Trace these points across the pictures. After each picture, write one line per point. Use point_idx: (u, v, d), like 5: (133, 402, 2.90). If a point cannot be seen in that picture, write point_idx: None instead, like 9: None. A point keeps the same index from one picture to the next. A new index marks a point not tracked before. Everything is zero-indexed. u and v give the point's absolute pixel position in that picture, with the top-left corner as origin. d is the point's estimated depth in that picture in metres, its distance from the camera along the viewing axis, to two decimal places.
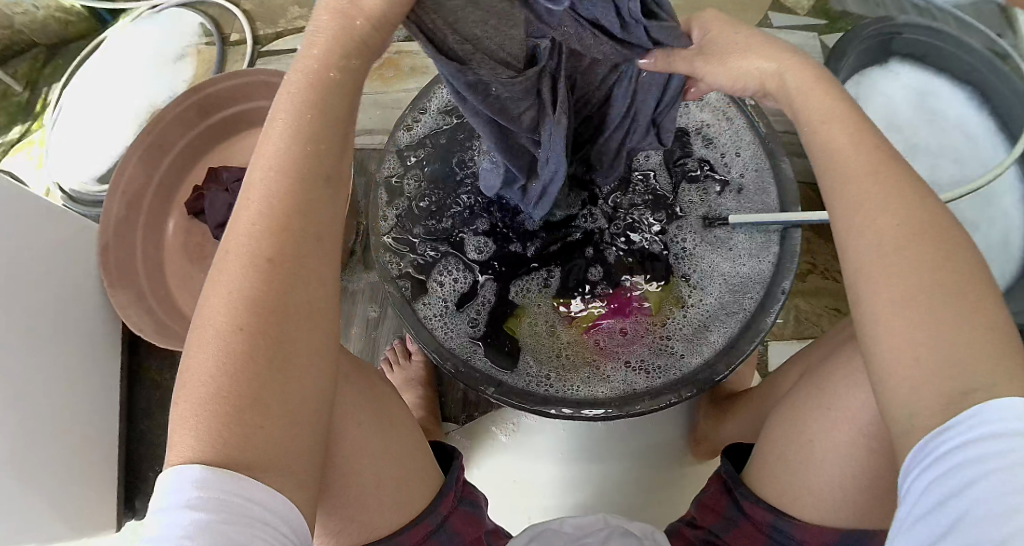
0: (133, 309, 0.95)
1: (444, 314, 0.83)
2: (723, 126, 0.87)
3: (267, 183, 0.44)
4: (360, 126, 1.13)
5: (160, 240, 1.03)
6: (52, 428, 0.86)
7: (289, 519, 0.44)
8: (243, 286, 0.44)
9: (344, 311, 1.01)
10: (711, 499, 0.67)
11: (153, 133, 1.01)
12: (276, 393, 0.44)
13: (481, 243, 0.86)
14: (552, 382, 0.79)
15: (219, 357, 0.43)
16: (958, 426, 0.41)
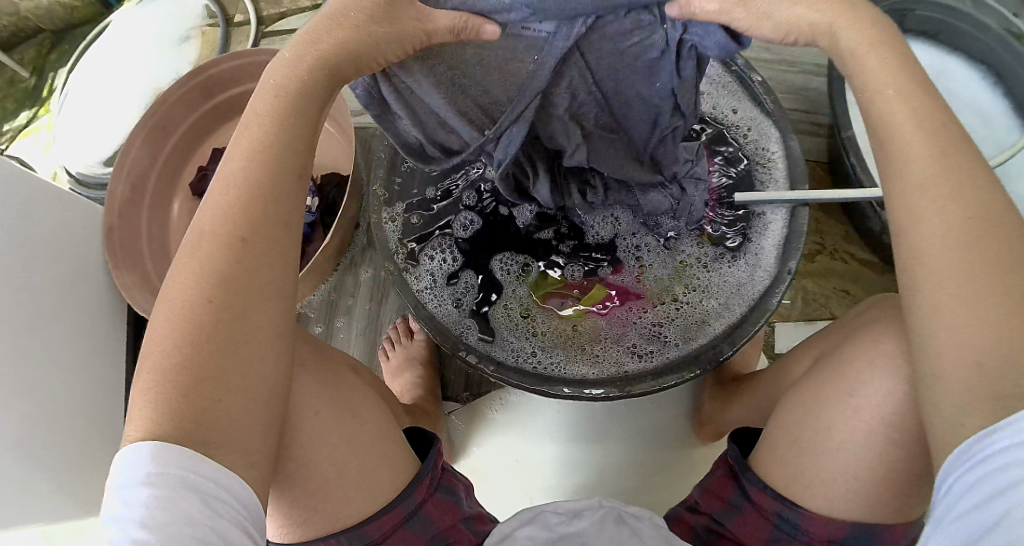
0: (138, 290, 0.94)
1: (434, 287, 0.83)
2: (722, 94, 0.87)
3: (244, 164, 0.50)
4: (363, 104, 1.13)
5: (165, 222, 1.03)
6: (56, 406, 0.86)
7: (245, 499, 0.46)
8: (211, 264, 0.48)
9: (345, 284, 1.01)
10: (716, 483, 0.66)
11: (157, 115, 1.02)
12: (234, 369, 0.47)
13: (468, 220, 0.86)
14: (546, 360, 0.79)
15: (179, 334, 0.46)
16: (1001, 432, 0.41)
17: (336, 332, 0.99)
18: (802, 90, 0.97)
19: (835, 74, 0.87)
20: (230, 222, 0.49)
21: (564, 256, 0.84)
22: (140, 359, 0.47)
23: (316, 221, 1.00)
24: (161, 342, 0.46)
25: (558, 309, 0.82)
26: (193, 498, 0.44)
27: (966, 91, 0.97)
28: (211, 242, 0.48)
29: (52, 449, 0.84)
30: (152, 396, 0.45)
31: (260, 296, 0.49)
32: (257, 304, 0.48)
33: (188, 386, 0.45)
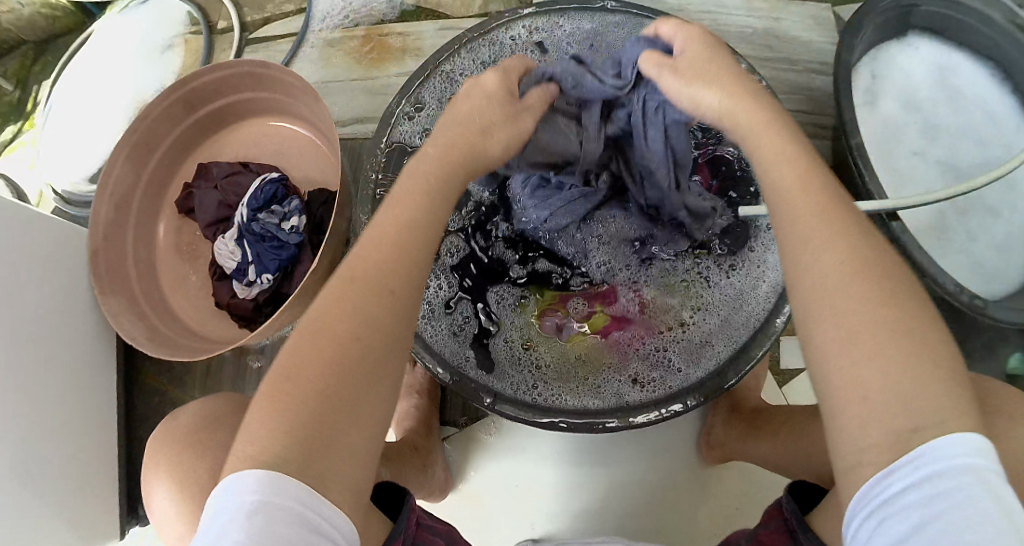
0: (125, 315, 0.92)
1: (433, 315, 0.81)
2: None
3: (411, 207, 0.57)
4: (353, 115, 1.11)
5: (152, 241, 1.01)
6: (48, 437, 0.84)
7: (342, 531, 0.50)
8: (373, 313, 0.53)
9: None
10: (769, 537, 0.63)
11: (139, 132, 0.99)
12: (348, 416, 0.51)
13: (454, 247, 0.83)
14: (545, 391, 0.78)
15: (311, 369, 0.51)
16: (901, 471, 0.45)
17: None
18: (805, 91, 0.93)
19: (840, 76, 0.82)
20: (383, 276, 0.54)
21: (563, 279, 0.82)
22: (273, 387, 0.51)
23: (304, 241, 0.96)
24: (293, 374, 0.51)
25: (561, 334, 0.81)
26: (301, 528, 0.47)
27: (973, 92, 0.89)
28: (364, 288, 0.53)
29: (46, 484, 0.83)
30: (278, 428, 0.49)
31: (380, 340, 0.53)
32: (386, 353, 0.53)
33: (311, 416, 0.49)
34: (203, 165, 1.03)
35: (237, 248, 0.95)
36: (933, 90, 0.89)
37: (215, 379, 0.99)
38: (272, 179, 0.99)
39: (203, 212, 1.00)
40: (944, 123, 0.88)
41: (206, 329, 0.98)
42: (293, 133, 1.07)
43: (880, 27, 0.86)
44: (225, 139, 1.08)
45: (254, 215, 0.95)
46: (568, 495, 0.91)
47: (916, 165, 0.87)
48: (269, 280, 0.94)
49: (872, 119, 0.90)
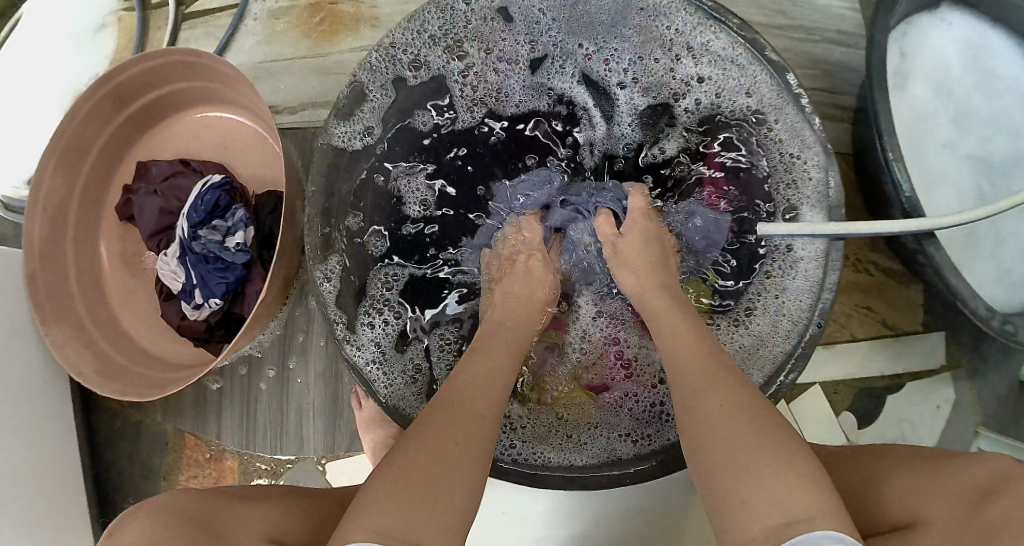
0: (73, 345, 0.84)
1: (379, 358, 0.78)
2: (726, 76, 0.80)
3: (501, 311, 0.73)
4: (299, 98, 0.89)
5: (96, 255, 0.91)
6: (14, 480, 0.78)
7: None
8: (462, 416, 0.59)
9: (287, 326, 0.85)
10: None
11: (63, 137, 0.85)
12: (438, 488, 0.52)
13: (390, 275, 0.82)
14: (546, 458, 0.72)
15: (405, 458, 0.54)
16: None
17: (293, 386, 0.84)
18: (822, 64, 0.84)
19: (873, 63, 0.71)
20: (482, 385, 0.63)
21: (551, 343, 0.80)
22: (391, 473, 0.53)
23: (253, 258, 0.81)
24: (387, 473, 0.53)
25: (549, 372, 0.79)
26: None
27: (1011, 74, 0.78)
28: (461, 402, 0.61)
29: (17, 527, 0.77)
30: (383, 504, 0.50)
31: (458, 428, 0.57)
32: (461, 448, 0.56)
33: (411, 493, 0.51)
34: (142, 164, 0.89)
35: (180, 267, 0.82)
36: (968, 70, 0.79)
37: (174, 407, 0.87)
38: (213, 183, 0.82)
39: (144, 221, 0.87)
40: (976, 111, 0.78)
41: (164, 353, 0.88)
42: (235, 125, 0.89)
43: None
44: (162, 136, 0.93)
45: (195, 231, 0.80)
46: (554, 521, 0.82)
47: (945, 161, 0.78)
48: (218, 304, 0.81)
49: (901, 104, 0.79)
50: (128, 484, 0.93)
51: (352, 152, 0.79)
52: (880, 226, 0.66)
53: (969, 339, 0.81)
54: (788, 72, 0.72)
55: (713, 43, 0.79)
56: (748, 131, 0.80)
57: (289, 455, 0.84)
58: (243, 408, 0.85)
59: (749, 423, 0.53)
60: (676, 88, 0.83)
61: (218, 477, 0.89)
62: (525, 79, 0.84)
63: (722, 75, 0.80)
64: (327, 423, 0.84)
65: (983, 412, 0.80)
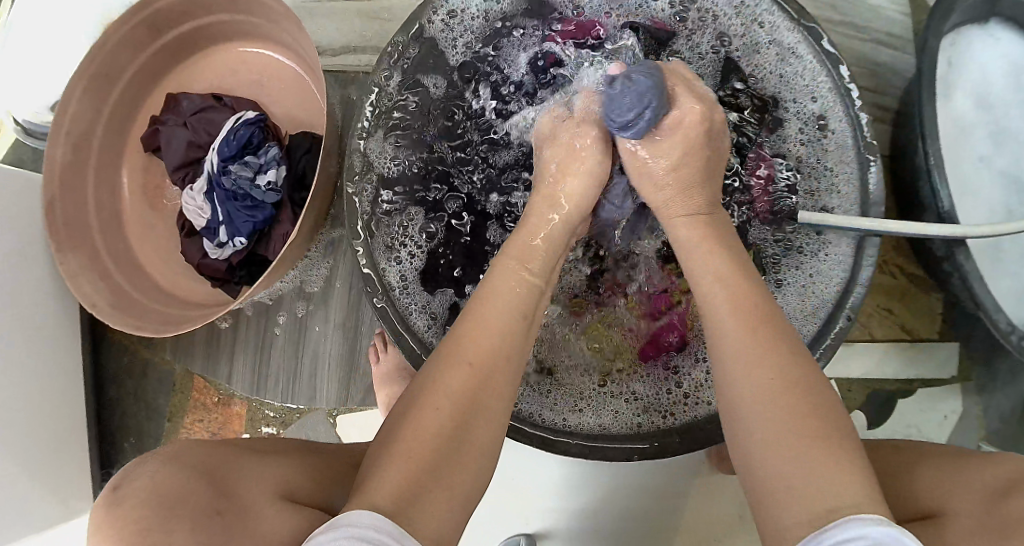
0: (86, 275, 0.81)
1: (419, 302, 0.73)
2: (778, 61, 0.76)
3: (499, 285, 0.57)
4: (344, 43, 0.88)
5: (117, 187, 0.89)
6: (15, 408, 0.76)
7: None
8: (446, 380, 0.51)
9: (312, 263, 0.83)
10: None
11: (96, 61, 0.82)
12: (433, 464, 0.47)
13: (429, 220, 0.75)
14: (557, 409, 0.71)
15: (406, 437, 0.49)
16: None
17: (311, 333, 0.83)
18: (868, 64, 0.85)
19: (925, 67, 0.72)
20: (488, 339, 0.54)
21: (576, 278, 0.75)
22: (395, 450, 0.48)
23: (283, 199, 0.79)
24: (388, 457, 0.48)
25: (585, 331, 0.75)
26: None
27: None
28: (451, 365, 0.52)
29: (19, 456, 0.76)
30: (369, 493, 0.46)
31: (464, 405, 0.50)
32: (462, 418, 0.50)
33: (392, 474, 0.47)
34: (171, 96, 0.87)
35: (207, 203, 0.80)
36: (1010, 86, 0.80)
37: (186, 348, 0.86)
38: (247, 118, 0.80)
39: (171, 153, 0.85)
40: (1014, 130, 0.79)
41: (181, 292, 0.86)
42: (273, 64, 0.87)
43: (968, 7, 0.76)
44: (195, 70, 0.90)
45: (226, 166, 0.78)
46: (569, 491, 0.83)
47: (980, 173, 0.79)
48: (242, 243, 0.79)
49: (942, 114, 0.80)
50: (130, 420, 0.92)
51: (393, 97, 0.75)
52: (918, 227, 0.66)
53: (983, 350, 0.83)
54: (840, 65, 0.71)
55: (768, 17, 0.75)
56: (802, 138, 0.76)
57: (299, 404, 0.83)
58: (256, 354, 0.84)
59: None
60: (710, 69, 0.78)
61: (224, 422, 0.89)
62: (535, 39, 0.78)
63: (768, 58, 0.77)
64: (341, 375, 0.83)
65: (990, 424, 0.82)
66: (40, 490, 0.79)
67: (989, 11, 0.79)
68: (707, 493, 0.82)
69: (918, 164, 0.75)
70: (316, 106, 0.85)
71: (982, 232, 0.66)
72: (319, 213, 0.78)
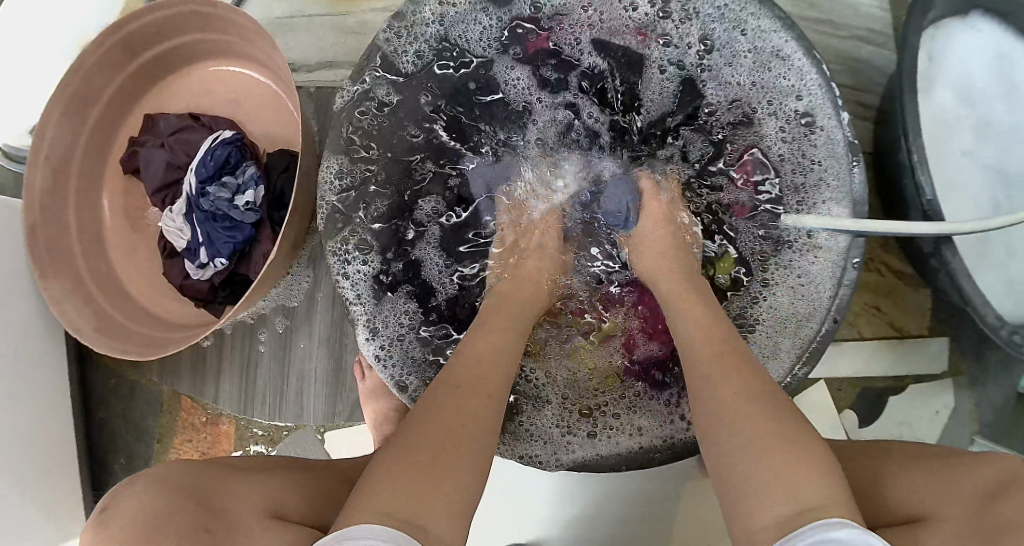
0: (70, 300, 0.81)
1: (380, 306, 0.78)
2: (752, 57, 0.76)
3: None
4: (320, 58, 0.87)
5: (98, 209, 0.88)
6: (4, 436, 0.76)
7: None
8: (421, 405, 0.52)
9: (296, 274, 0.83)
10: None
11: (72, 85, 0.82)
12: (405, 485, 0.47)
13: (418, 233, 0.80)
14: (566, 434, 0.73)
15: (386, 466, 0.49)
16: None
17: (296, 350, 0.83)
18: (848, 61, 0.84)
19: (904, 63, 0.71)
20: None
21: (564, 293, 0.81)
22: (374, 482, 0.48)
23: (262, 218, 0.79)
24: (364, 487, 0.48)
25: (579, 373, 0.79)
26: None
27: None
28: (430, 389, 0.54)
29: (11, 483, 0.76)
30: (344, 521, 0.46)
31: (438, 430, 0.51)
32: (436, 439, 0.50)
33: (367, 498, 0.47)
34: (149, 117, 0.87)
35: (187, 225, 0.80)
36: (993, 79, 0.79)
37: (172, 368, 0.86)
38: (223, 138, 0.80)
39: (149, 174, 0.85)
40: (997, 124, 0.78)
41: (166, 313, 0.86)
42: (249, 81, 0.87)
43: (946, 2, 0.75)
44: (172, 89, 0.90)
45: (204, 187, 0.78)
46: (562, 500, 0.83)
47: (964, 167, 0.78)
48: (223, 263, 0.79)
49: (924, 109, 0.79)
50: (120, 442, 0.92)
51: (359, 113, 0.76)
52: (905, 226, 0.66)
53: (972, 346, 0.82)
54: (823, 66, 0.68)
55: (750, 10, 0.72)
56: (786, 135, 0.77)
57: (287, 422, 0.83)
58: (243, 372, 0.84)
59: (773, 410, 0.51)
60: (699, 76, 0.79)
61: (213, 442, 0.88)
62: (518, 55, 0.81)
63: (743, 55, 0.76)
64: (328, 391, 0.83)
65: (981, 420, 0.82)
66: (33, 516, 0.79)
67: (967, 4, 0.78)
68: (699, 498, 0.82)
69: (900, 161, 0.75)
70: (294, 122, 0.84)
71: (965, 228, 0.65)
72: (298, 231, 0.78)
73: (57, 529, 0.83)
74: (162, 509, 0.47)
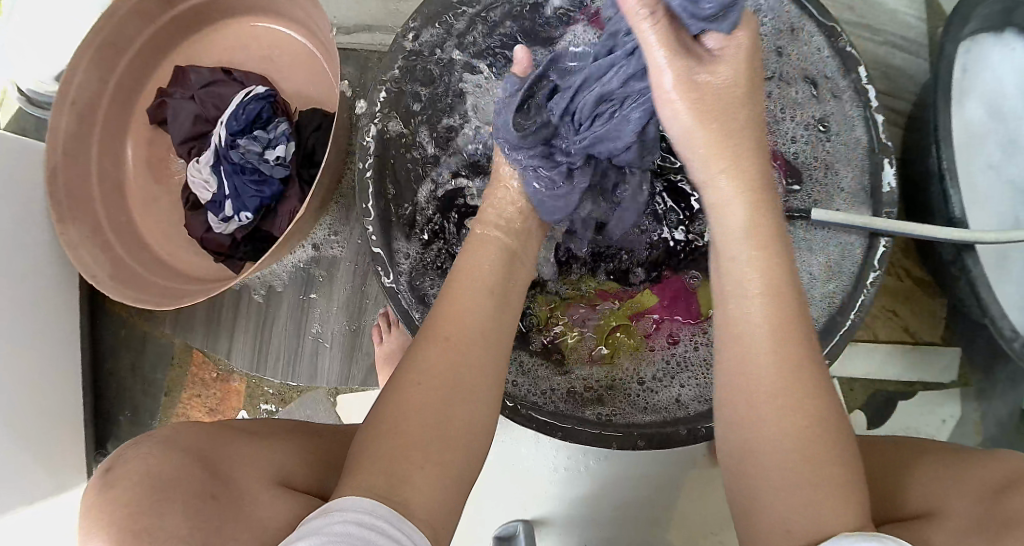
0: (87, 247, 0.81)
1: (406, 248, 0.73)
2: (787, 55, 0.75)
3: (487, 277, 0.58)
4: (358, 21, 0.87)
5: (121, 158, 0.88)
6: (12, 377, 0.75)
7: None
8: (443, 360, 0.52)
9: (324, 230, 0.83)
10: None
11: (106, 30, 0.81)
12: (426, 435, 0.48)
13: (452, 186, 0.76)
14: (572, 396, 0.71)
15: (413, 422, 0.49)
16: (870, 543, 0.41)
17: (314, 313, 0.83)
18: (883, 66, 0.85)
19: (941, 71, 0.72)
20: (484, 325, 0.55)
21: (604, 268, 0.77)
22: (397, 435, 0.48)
23: (291, 175, 0.78)
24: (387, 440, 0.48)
25: (595, 313, 0.76)
26: None
27: None
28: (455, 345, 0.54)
29: (18, 429, 0.76)
30: (374, 471, 0.46)
31: (457, 385, 0.51)
32: (460, 399, 0.51)
33: (397, 451, 0.48)
34: (180, 68, 0.86)
35: (213, 176, 0.79)
36: None
37: (188, 321, 0.86)
38: (256, 93, 0.79)
39: (177, 126, 0.84)
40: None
41: (183, 266, 0.85)
42: (285, 39, 0.86)
43: (985, 14, 0.76)
44: (203, 43, 0.89)
45: (234, 140, 0.77)
46: (570, 482, 0.83)
47: (988, 180, 0.79)
48: (248, 219, 0.78)
49: (954, 120, 0.80)
50: (126, 396, 0.91)
51: (417, 70, 0.74)
52: (924, 228, 0.67)
53: (983, 357, 0.83)
54: (858, 66, 0.70)
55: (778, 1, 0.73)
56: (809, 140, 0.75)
57: (300, 383, 0.83)
58: (258, 331, 0.83)
59: None
60: None
61: (221, 399, 0.87)
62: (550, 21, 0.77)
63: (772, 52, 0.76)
64: (343, 354, 0.82)
65: (984, 432, 0.83)
66: (34, 464, 0.78)
67: (1004, 20, 0.79)
68: (705, 488, 0.82)
69: (929, 166, 0.76)
70: (326, 83, 0.84)
71: (987, 239, 0.66)
72: (326, 191, 0.77)
73: (57, 478, 0.82)
74: None
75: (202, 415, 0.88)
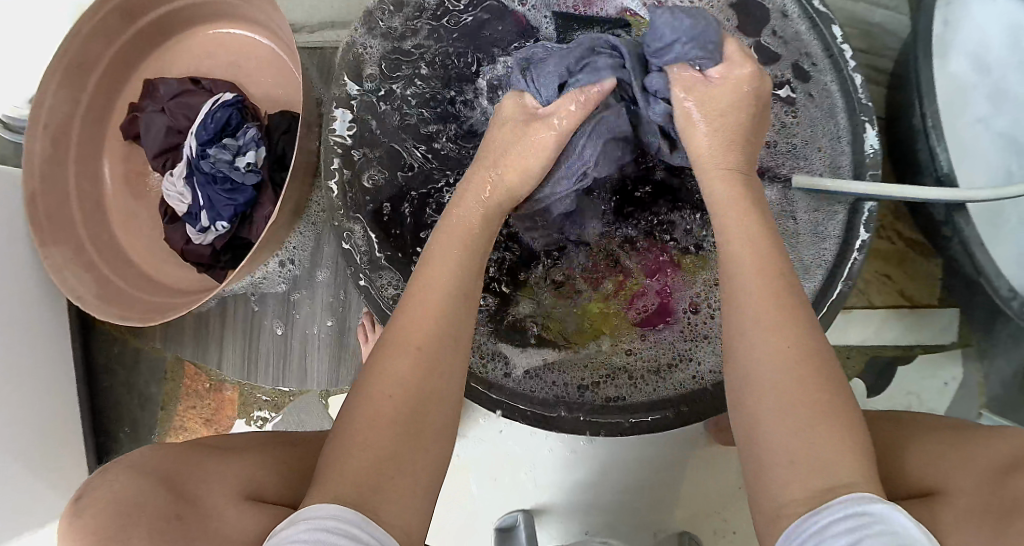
0: (72, 269, 0.81)
1: (377, 247, 0.72)
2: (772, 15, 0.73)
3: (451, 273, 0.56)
4: (322, 19, 0.86)
5: (98, 176, 0.87)
6: (9, 403, 0.76)
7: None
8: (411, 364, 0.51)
9: (301, 230, 0.82)
10: None
11: (71, 50, 0.80)
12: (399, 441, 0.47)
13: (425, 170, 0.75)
14: (565, 384, 0.70)
15: (386, 429, 0.49)
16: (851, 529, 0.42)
17: (297, 318, 0.82)
18: (862, 25, 0.83)
19: (920, 27, 0.70)
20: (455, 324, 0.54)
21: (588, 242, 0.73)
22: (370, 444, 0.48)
23: (264, 180, 0.78)
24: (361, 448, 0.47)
25: (581, 294, 0.74)
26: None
27: None
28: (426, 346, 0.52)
29: (18, 453, 0.76)
30: (350, 482, 0.46)
31: (429, 387, 0.51)
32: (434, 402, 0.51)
33: (372, 461, 0.47)
34: (148, 82, 0.85)
35: (187, 188, 0.79)
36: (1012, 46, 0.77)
37: (175, 334, 0.85)
38: (224, 100, 0.78)
39: (149, 139, 0.83)
40: (1011, 91, 0.76)
41: (167, 280, 0.85)
42: (250, 45, 0.85)
43: None
44: (171, 54, 0.88)
45: (204, 149, 0.77)
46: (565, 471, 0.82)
47: (976, 135, 0.77)
48: (225, 227, 0.78)
49: (938, 75, 0.78)
50: (124, 412, 0.92)
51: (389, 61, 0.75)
52: (916, 189, 0.64)
53: (982, 318, 0.81)
54: (833, 24, 0.68)
55: None
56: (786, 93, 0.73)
57: (292, 387, 0.83)
58: (247, 341, 0.83)
59: (769, 353, 0.49)
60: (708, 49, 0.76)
61: (217, 408, 0.88)
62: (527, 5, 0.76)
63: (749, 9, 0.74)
64: (330, 357, 0.82)
65: (988, 394, 0.81)
66: (40, 486, 0.79)
67: None
68: (700, 468, 0.82)
69: (913, 125, 0.73)
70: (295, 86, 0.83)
71: (982, 197, 0.64)
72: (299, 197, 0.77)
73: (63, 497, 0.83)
74: (141, 493, 0.47)
75: (199, 426, 0.89)
